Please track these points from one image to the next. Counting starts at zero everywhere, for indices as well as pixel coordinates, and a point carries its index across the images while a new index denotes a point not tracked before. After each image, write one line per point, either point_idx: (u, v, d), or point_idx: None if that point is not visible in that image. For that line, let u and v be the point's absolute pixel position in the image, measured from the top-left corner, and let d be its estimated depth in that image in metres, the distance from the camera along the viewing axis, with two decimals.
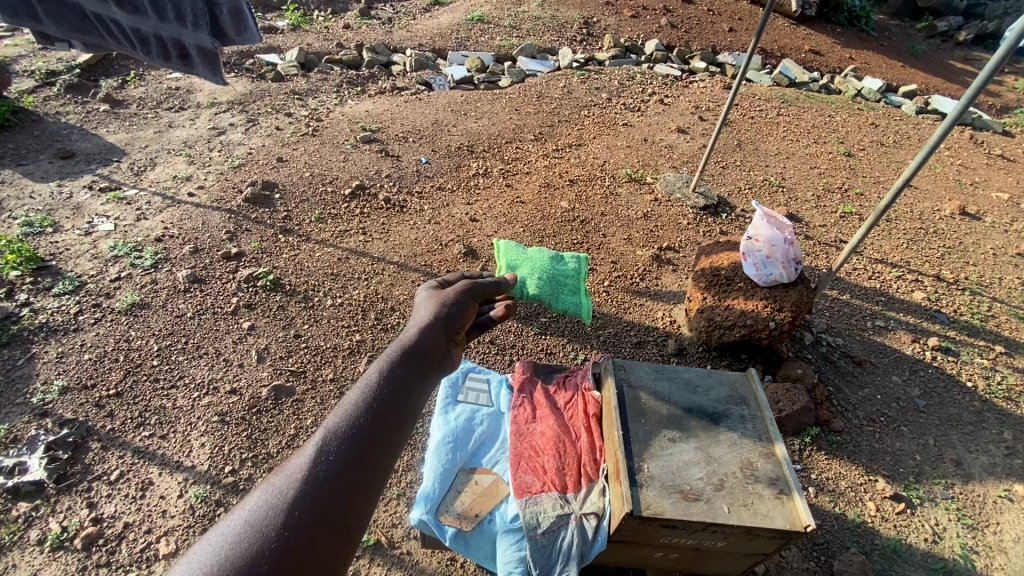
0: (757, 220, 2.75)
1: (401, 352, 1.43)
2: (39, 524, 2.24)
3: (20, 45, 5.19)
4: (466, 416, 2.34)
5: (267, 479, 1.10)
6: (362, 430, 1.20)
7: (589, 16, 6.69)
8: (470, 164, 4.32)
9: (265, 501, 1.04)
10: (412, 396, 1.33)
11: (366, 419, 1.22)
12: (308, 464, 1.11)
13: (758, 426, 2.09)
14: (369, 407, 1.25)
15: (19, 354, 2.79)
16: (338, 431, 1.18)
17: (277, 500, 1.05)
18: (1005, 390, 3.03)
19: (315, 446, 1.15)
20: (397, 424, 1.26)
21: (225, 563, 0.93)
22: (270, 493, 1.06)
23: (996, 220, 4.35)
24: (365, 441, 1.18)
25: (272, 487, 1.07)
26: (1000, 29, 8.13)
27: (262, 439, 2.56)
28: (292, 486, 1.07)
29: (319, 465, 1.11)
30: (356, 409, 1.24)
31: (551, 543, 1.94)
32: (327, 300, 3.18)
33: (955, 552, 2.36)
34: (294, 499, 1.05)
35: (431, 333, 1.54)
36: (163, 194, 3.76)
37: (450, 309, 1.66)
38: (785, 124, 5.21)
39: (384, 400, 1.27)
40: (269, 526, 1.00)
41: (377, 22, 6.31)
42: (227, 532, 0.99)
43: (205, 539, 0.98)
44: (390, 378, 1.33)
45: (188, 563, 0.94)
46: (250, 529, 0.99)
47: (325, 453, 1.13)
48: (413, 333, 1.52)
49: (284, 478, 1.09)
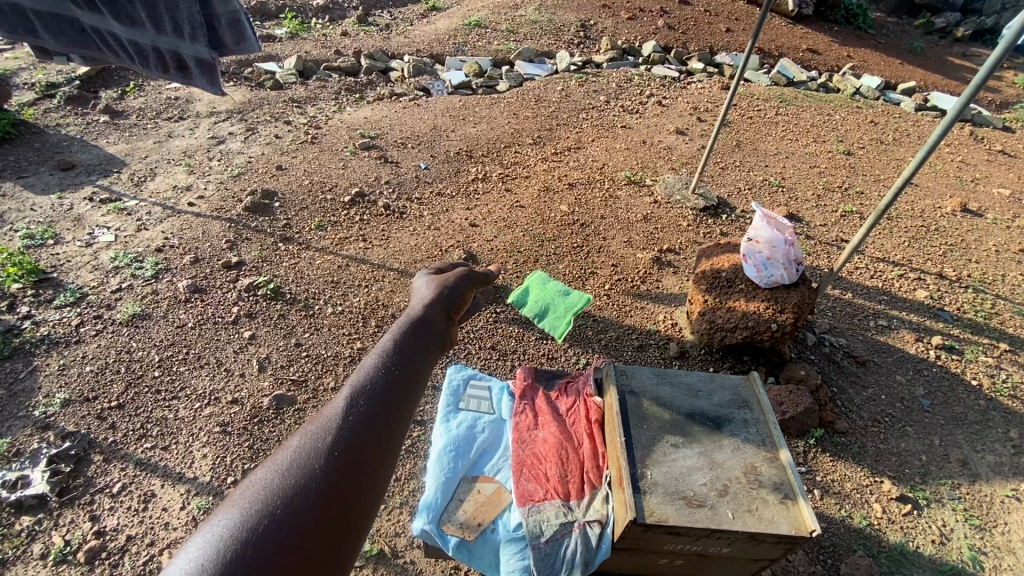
0: (757, 221, 2.74)
1: (413, 319, 1.46)
2: (42, 538, 2.24)
3: (21, 58, 5.23)
4: (468, 423, 2.31)
5: (302, 430, 1.15)
6: (386, 385, 1.24)
7: (587, 18, 6.69)
8: (469, 169, 4.32)
9: (304, 448, 1.10)
10: (427, 358, 1.37)
11: (389, 374, 1.27)
12: (338, 415, 1.17)
13: (762, 430, 2.08)
14: (390, 364, 1.29)
15: (21, 366, 2.79)
16: (363, 386, 1.23)
17: (315, 446, 1.10)
18: (1010, 388, 3.01)
19: (343, 400, 1.21)
20: (418, 379, 1.30)
21: (274, 500, 1.00)
22: (308, 440, 1.12)
23: (998, 216, 4.33)
24: (390, 393, 1.23)
25: (309, 435, 1.13)
26: (999, 25, 8.12)
27: (264, 449, 2.56)
28: (328, 433, 1.13)
29: (349, 416, 1.16)
30: (378, 366, 1.28)
31: (554, 551, 1.93)
32: (327, 308, 3.18)
33: (963, 554, 2.34)
34: (330, 444, 1.11)
35: (438, 304, 1.56)
36: (164, 204, 3.76)
37: (453, 284, 1.68)
38: (784, 123, 5.20)
39: (403, 358, 1.31)
40: (309, 467, 1.06)
41: (375, 28, 6.33)
42: (272, 472, 1.05)
43: (252, 479, 1.05)
44: (406, 340, 1.37)
45: (238, 500, 1.00)
46: (294, 470, 1.06)
47: (353, 405, 1.19)
48: (422, 305, 1.55)
49: (319, 427, 1.14)
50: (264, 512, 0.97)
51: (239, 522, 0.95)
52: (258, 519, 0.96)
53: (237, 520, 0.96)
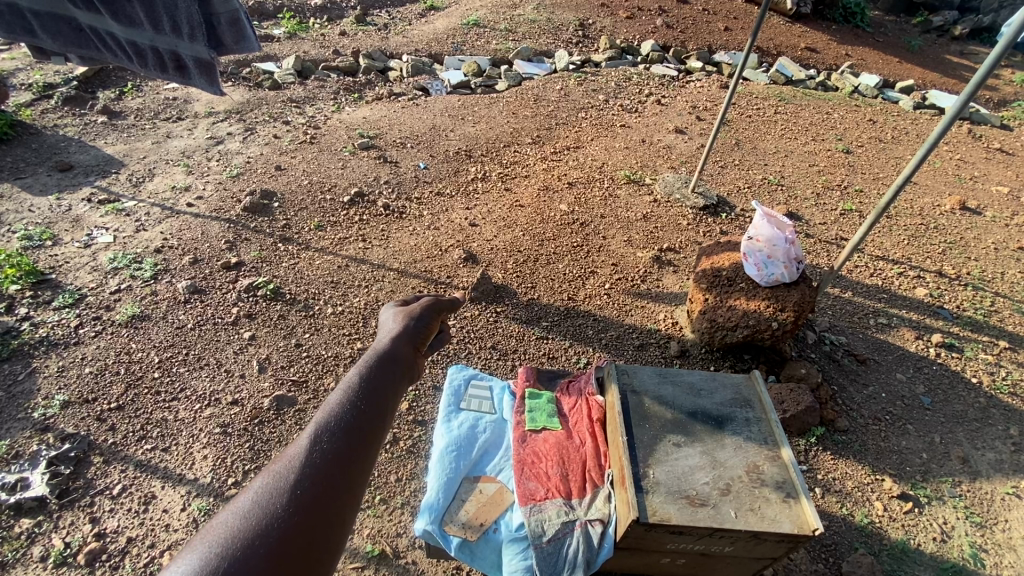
0: (758, 220, 2.73)
1: (379, 353, 1.49)
2: (42, 540, 2.23)
3: (18, 58, 5.20)
4: (469, 423, 2.30)
5: (266, 469, 1.16)
6: (350, 422, 1.26)
7: (585, 18, 6.69)
8: (469, 168, 4.32)
9: (268, 486, 1.10)
10: (392, 393, 1.39)
11: (353, 412, 1.29)
12: (303, 453, 1.17)
13: (764, 428, 2.08)
14: (354, 401, 1.31)
15: (20, 368, 2.78)
16: (328, 423, 1.25)
17: (279, 484, 1.11)
18: (1010, 386, 3.01)
19: (308, 437, 1.22)
20: (382, 416, 1.33)
21: (237, 538, 0.99)
22: (272, 479, 1.12)
23: (997, 214, 4.33)
24: (354, 431, 1.25)
25: (273, 474, 1.13)
26: (996, 23, 8.14)
27: (264, 450, 2.55)
28: (292, 471, 1.14)
29: (313, 453, 1.17)
30: (342, 403, 1.30)
31: (556, 550, 1.92)
32: (327, 308, 3.17)
33: (964, 552, 2.34)
34: (295, 482, 1.11)
35: (403, 337, 1.58)
36: (163, 205, 3.75)
37: (419, 314, 1.70)
38: (783, 122, 5.21)
39: (366, 395, 1.33)
40: (272, 506, 1.06)
41: (373, 28, 6.32)
42: (235, 513, 1.05)
43: (214, 521, 1.04)
44: (370, 375, 1.39)
45: (200, 543, 0.99)
46: (258, 509, 1.06)
47: (318, 442, 1.20)
48: (388, 337, 1.57)
49: (283, 466, 1.15)
50: (227, 552, 0.96)
51: (201, 561, 0.94)
52: (220, 559, 0.95)
53: (198, 560, 0.95)
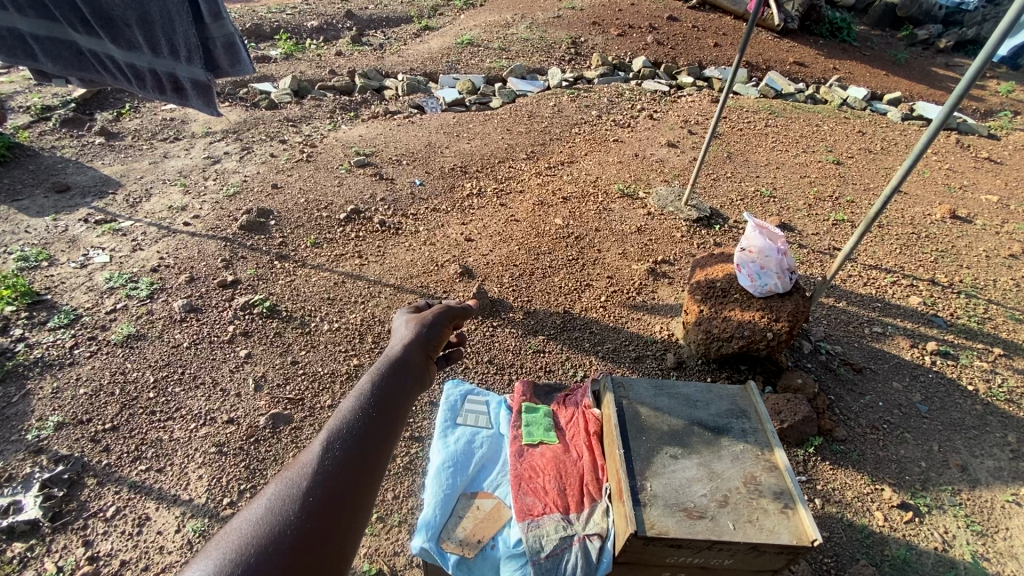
0: (749, 231, 2.77)
1: (390, 360, 1.48)
2: (34, 564, 2.20)
3: (17, 81, 5.25)
4: (466, 438, 2.29)
5: (278, 474, 1.16)
6: (361, 429, 1.26)
7: (577, 36, 6.79)
8: (464, 184, 4.36)
9: (281, 492, 1.10)
10: (404, 401, 1.39)
11: (364, 419, 1.28)
12: (315, 459, 1.17)
13: (761, 439, 2.07)
14: (366, 409, 1.31)
15: (14, 390, 2.76)
16: (340, 430, 1.24)
17: (292, 490, 1.11)
18: (1006, 392, 3.01)
19: (319, 443, 1.21)
20: (392, 424, 1.31)
21: (251, 544, 0.99)
22: (285, 485, 1.12)
23: (987, 222, 4.38)
24: (366, 437, 1.25)
25: (286, 480, 1.13)
26: (980, 36, 8.29)
27: (261, 468, 2.54)
28: (304, 477, 1.13)
29: (325, 460, 1.17)
30: (354, 411, 1.30)
31: (555, 567, 1.90)
32: (323, 325, 3.17)
33: (966, 561, 2.33)
34: (308, 489, 1.11)
35: (415, 345, 1.57)
36: (159, 224, 3.76)
37: (431, 323, 1.69)
38: (774, 134, 5.27)
39: (378, 403, 1.33)
40: (286, 511, 1.07)
41: (369, 48, 6.41)
42: (248, 519, 1.05)
43: (228, 527, 1.04)
44: (382, 384, 1.39)
45: (213, 549, 0.99)
46: (271, 516, 1.06)
47: (331, 450, 1.20)
48: (399, 346, 1.56)
49: (296, 472, 1.15)
50: (241, 556, 0.97)
51: (215, 566, 0.95)
52: (234, 564, 0.95)
53: (213, 565, 0.95)
